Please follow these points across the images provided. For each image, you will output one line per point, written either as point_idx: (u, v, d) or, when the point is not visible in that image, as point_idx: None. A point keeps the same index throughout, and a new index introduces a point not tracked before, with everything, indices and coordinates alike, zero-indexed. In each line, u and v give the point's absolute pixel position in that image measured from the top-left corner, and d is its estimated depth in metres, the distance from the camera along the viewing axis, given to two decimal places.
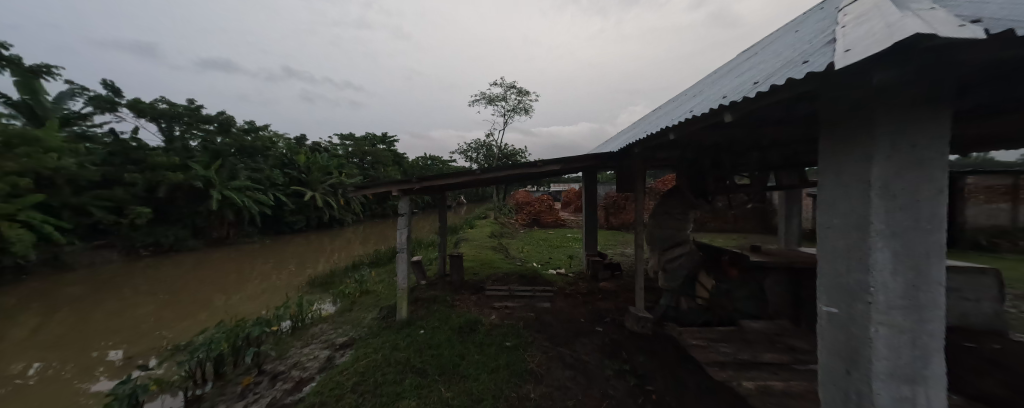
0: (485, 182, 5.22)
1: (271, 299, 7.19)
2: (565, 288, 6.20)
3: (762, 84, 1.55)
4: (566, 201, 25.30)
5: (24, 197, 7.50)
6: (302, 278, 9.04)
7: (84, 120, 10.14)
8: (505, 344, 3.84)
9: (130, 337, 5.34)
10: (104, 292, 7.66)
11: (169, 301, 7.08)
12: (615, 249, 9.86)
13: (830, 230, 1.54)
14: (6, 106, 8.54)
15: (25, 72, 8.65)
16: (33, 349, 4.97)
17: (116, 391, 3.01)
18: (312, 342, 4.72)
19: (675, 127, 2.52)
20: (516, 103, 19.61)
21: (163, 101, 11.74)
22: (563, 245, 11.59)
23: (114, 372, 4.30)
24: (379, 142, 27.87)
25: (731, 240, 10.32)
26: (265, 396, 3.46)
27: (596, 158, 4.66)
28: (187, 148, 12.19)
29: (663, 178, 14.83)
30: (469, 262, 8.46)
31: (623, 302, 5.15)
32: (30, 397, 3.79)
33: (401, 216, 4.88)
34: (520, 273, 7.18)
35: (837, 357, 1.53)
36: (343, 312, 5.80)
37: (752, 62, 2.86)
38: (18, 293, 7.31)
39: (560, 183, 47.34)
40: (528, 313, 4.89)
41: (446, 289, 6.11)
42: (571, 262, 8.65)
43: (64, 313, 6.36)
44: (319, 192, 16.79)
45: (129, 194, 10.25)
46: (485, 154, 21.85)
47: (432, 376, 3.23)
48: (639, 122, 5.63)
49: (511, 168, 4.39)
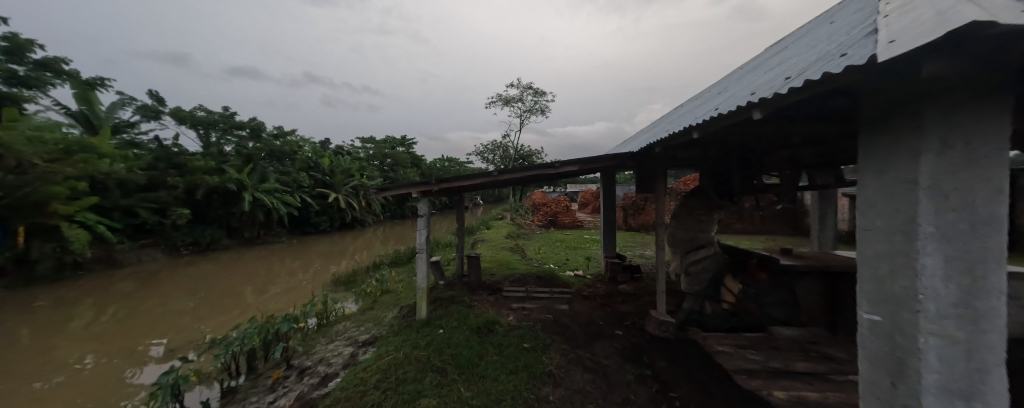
0: (501, 183, 5.23)
1: (297, 296, 7.52)
2: (582, 289, 6.14)
3: (794, 80, 1.47)
4: (582, 202, 25.08)
5: (81, 200, 8.22)
6: (326, 277, 9.39)
7: (132, 128, 10.96)
8: (523, 345, 3.84)
9: (171, 331, 5.70)
10: (149, 288, 8.22)
11: (205, 297, 7.52)
12: (634, 251, 9.68)
13: (872, 233, 1.45)
14: (67, 116, 9.37)
15: (82, 85, 9.47)
16: (90, 338, 5.44)
17: (161, 380, 3.21)
18: (337, 339, 4.90)
19: (699, 125, 2.44)
20: (532, 103, 19.55)
21: (201, 109, 12.59)
22: (580, 246, 11.47)
23: (158, 362, 4.64)
24: (399, 144, 28.55)
25: (758, 242, 9.88)
26: (294, 390, 3.61)
27: (615, 158, 4.56)
28: (222, 153, 13.00)
29: (685, 178, 14.41)
30: (486, 263, 8.53)
31: (644, 306, 5.03)
32: (86, 383, 4.15)
33: (420, 217, 4.99)
34: (536, 274, 7.18)
35: (882, 368, 1.42)
36: (365, 310, 5.99)
37: (780, 57, 2.75)
38: (75, 288, 7.99)
39: (578, 183, 46.86)
40: (545, 314, 4.87)
41: (464, 289, 6.18)
42: (589, 263, 8.57)
43: (115, 307, 6.91)
44: (342, 193, 17.38)
45: (171, 196, 11.00)
46: (501, 156, 22.03)
47: (451, 375, 3.27)
48: (660, 121, 5.52)
49: (528, 168, 4.38)
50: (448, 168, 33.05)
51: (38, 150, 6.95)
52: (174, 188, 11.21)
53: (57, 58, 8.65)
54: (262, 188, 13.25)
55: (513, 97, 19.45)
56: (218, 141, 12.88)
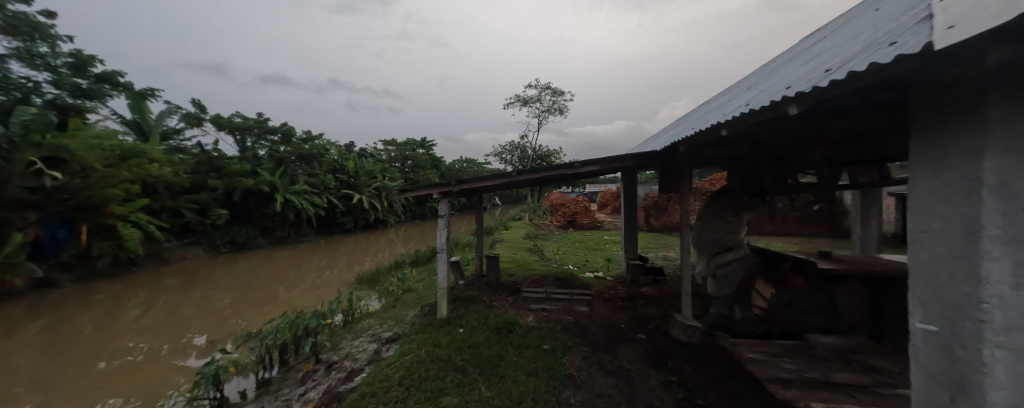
0: (520, 184, 5.23)
1: (325, 293, 7.84)
2: (603, 291, 6.04)
3: (835, 71, 1.38)
4: (602, 202, 24.68)
5: (134, 202, 8.93)
6: (351, 275, 9.74)
7: (177, 134, 11.82)
8: (542, 346, 3.82)
9: (212, 324, 6.10)
10: (193, 284, 8.81)
11: (242, 293, 7.99)
12: (656, 252, 9.41)
13: (926, 236, 1.34)
14: (122, 124, 10.22)
15: (135, 96, 10.30)
16: (141, 330, 5.91)
17: (203, 370, 3.44)
18: (361, 335, 5.07)
19: (728, 122, 2.34)
20: (551, 103, 19.40)
21: (238, 115, 13.42)
22: (600, 247, 11.28)
23: (200, 353, 4.97)
24: (419, 146, 29.20)
25: (792, 244, 9.35)
26: (322, 383, 3.76)
27: (637, 158, 4.46)
28: (256, 157, 13.79)
29: (711, 178, 13.85)
30: (505, 263, 8.55)
31: (668, 309, 4.88)
32: (140, 370, 4.52)
33: (441, 218, 5.07)
34: (555, 276, 7.13)
35: (938, 382, 1.31)
36: (387, 308, 6.16)
37: (818, 48, 2.59)
38: (130, 283, 8.69)
39: (598, 183, 46.13)
40: (565, 316, 4.83)
41: (483, 289, 6.23)
42: (609, 265, 8.42)
43: (163, 301, 7.45)
44: (366, 195, 17.95)
45: (211, 198, 11.77)
46: (520, 156, 22.04)
47: (471, 375, 3.30)
48: (684, 119, 5.35)
49: (547, 169, 4.36)
50: (467, 169, 33.43)
51: (99, 157, 7.64)
52: (214, 190, 12.06)
53: (115, 72, 9.46)
54: (292, 190, 13.89)
55: (532, 98, 19.39)
56: (253, 146, 13.71)
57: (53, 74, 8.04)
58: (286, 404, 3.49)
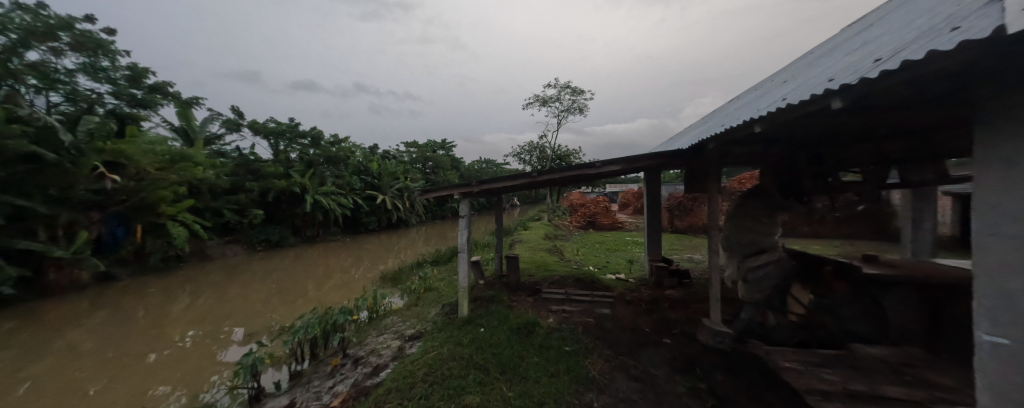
0: (541, 184, 5.20)
1: (351, 291, 8.14)
2: (625, 293, 5.91)
3: (885, 61, 1.29)
4: (623, 202, 24.18)
5: (181, 203, 9.61)
6: (375, 273, 10.06)
7: (219, 140, 12.66)
8: (564, 348, 3.78)
9: (249, 317, 6.47)
10: (232, 279, 9.41)
11: (276, 289, 8.44)
12: (681, 254, 9.10)
13: (995, 239, 1.21)
14: (171, 131, 11.06)
15: (183, 104, 11.11)
16: (187, 322, 6.36)
17: (242, 361, 3.65)
18: (385, 332, 5.22)
19: (762, 118, 2.23)
20: (570, 103, 19.21)
21: (272, 121, 14.22)
22: (621, 248, 11.04)
23: (239, 345, 5.29)
24: (439, 148, 29.75)
25: (832, 247, 8.78)
26: (349, 377, 3.90)
27: (662, 157, 4.32)
28: (289, 159, 14.54)
29: (740, 177, 13.25)
30: (524, 264, 8.54)
31: (695, 314, 4.70)
32: (186, 359, 4.87)
33: (461, 218, 5.14)
34: (576, 277, 7.04)
35: (1009, 401, 1.19)
36: (409, 306, 6.31)
37: (863, 38, 2.42)
38: (177, 277, 9.39)
39: (619, 183, 45.24)
40: (586, 318, 4.76)
41: (503, 289, 6.26)
42: (631, 266, 8.23)
43: (207, 295, 8.00)
44: (389, 195, 18.49)
45: (248, 199, 12.51)
46: (539, 156, 21.97)
47: (493, 374, 3.32)
48: (712, 115, 5.15)
49: (567, 169, 4.32)
50: (486, 170, 33.70)
51: (151, 161, 8.33)
52: (251, 191, 12.82)
53: (165, 82, 10.26)
54: (321, 191, 14.52)
55: (551, 97, 19.26)
56: (285, 149, 14.51)
57: (113, 86, 8.85)
58: (316, 396, 3.64)
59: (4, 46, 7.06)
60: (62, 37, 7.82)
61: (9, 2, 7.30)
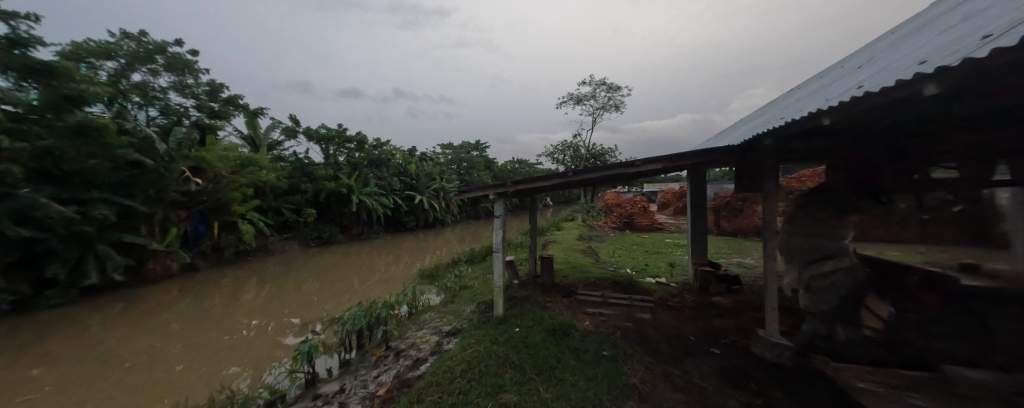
0: (576, 184, 5.11)
1: (392, 286, 8.59)
2: (666, 298, 5.61)
3: (999, 38, 1.10)
4: (663, 202, 23.04)
5: (248, 203, 10.73)
6: (413, 270, 10.53)
7: (279, 146, 13.98)
8: (601, 353, 3.69)
9: (304, 308, 7.08)
10: (290, 272, 10.37)
11: (328, 282, 9.17)
12: (729, 259, 8.46)
13: None
14: (241, 139, 12.40)
15: (251, 114, 12.42)
16: (253, 309, 7.10)
17: (300, 347, 4.00)
18: (424, 327, 5.43)
19: (832, 109, 2.01)
20: (606, 100, 18.68)
21: (324, 127, 15.43)
22: (661, 251, 10.53)
23: (297, 332, 5.81)
24: (474, 149, 30.41)
25: (914, 255, 7.67)
26: (393, 368, 4.11)
27: (710, 154, 4.05)
28: (338, 162, 15.68)
29: (799, 174, 12.03)
30: (558, 264, 8.44)
31: (747, 323, 4.34)
32: (254, 342, 5.44)
33: (497, 217, 5.19)
34: (612, 279, 6.82)
35: None
36: (446, 303, 6.50)
37: (963, 12, 2.08)
38: (246, 270, 10.52)
39: (658, 182, 43.25)
40: (624, 323, 4.59)
41: (538, 290, 6.23)
42: (673, 270, 7.81)
43: (269, 286, 8.88)
44: (426, 195, 19.23)
45: (303, 199, 13.66)
46: (573, 155, 21.63)
47: (530, 374, 3.32)
48: (768, 108, 4.72)
49: (605, 168, 4.20)
50: (519, 170, 33.85)
51: (225, 166, 9.41)
52: (306, 192, 13.99)
53: (236, 95, 11.53)
54: (366, 191, 15.47)
55: (585, 95, 18.89)
56: (335, 153, 15.66)
57: (196, 100, 10.13)
58: (363, 384, 3.88)
59: (116, 70, 8.39)
60: (158, 60, 9.10)
61: (119, 33, 8.67)
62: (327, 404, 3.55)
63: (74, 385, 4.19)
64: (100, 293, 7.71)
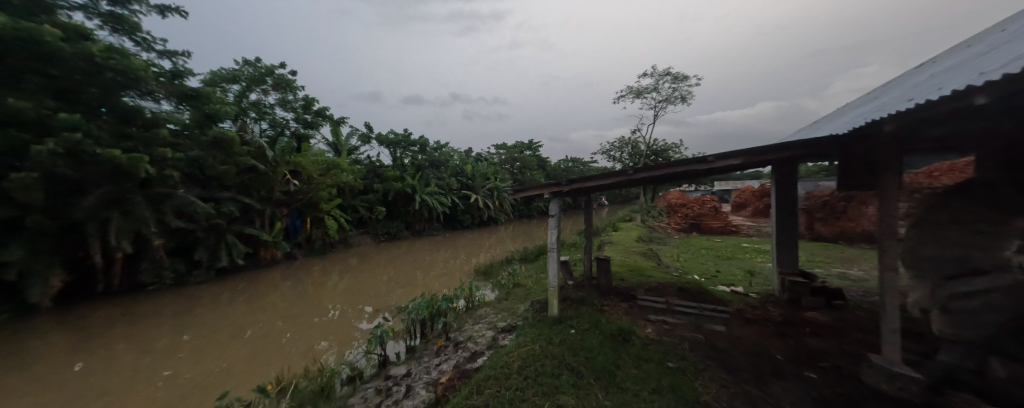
0: (636, 183, 4.81)
1: (450, 280, 9.09)
2: (744, 310, 5.00)
3: None
4: (739, 202, 20.61)
5: (332, 201, 12.21)
6: (469, 266, 10.98)
7: (357, 150, 15.68)
8: (667, 364, 3.43)
9: (376, 296, 7.86)
10: (365, 264, 11.58)
11: (394, 274, 10.06)
12: (826, 269, 7.21)
13: None
14: (327, 145, 14.18)
15: (334, 123, 14.13)
16: (336, 295, 8.12)
17: (374, 331, 4.44)
18: (480, 321, 5.64)
19: (991, 85, 1.57)
20: (670, 91, 17.32)
21: (392, 132, 16.91)
22: (736, 256, 9.42)
23: (370, 317, 6.47)
24: (527, 149, 30.54)
25: None
26: (452, 358, 4.34)
27: (804, 147, 3.49)
28: (404, 164, 17.04)
29: (929, 168, 9.76)
30: (615, 267, 8.05)
31: (853, 345, 3.66)
32: (336, 324, 6.19)
33: (551, 217, 5.13)
34: (678, 286, 6.29)
35: None
36: (501, 299, 6.66)
37: None
38: (330, 260, 12.01)
39: (731, 180, 38.73)
40: (693, 333, 4.21)
41: (594, 292, 6.03)
42: (751, 278, 6.93)
43: (348, 275, 10.04)
44: (481, 195, 19.85)
45: (375, 198, 15.11)
46: (631, 152, 20.49)
47: (587, 378, 3.23)
48: (885, 90, 3.92)
49: (671, 164, 3.88)
50: (573, 169, 33.17)
51: (315, 170, 10.86)
52: (377, 192, 15.46)
53: (324, 108, 13.23)
54: (427, 191, 16.54)
55: (646, 88, 17.76)
56: (401, 156, 17.05)
57: (294, 113, 11.86)
58: (427, 370, 4.15)
59: (238, 92, 10.24)
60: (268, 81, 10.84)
61: (241, 61, 10.56)
62: (396, 385, 3.87)
63: (210, 347, 5.19)
64: (227, 274, 9.48)
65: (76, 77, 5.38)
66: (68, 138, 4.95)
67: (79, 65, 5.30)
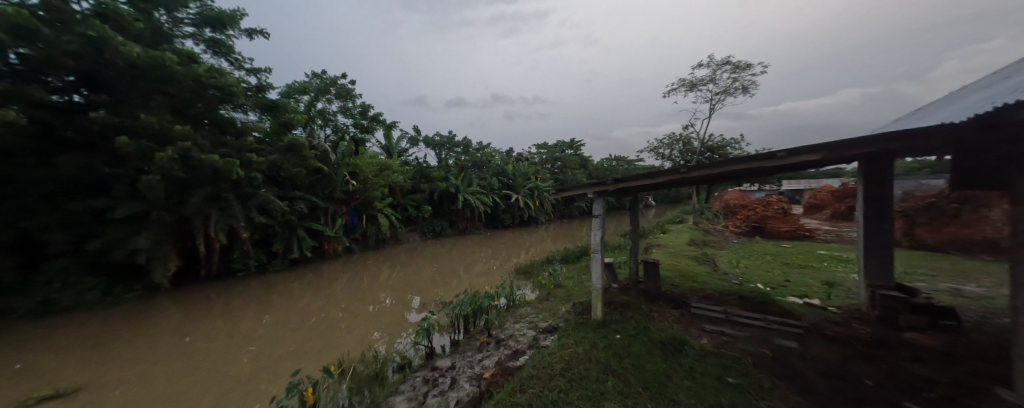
0: (690, 182, 4.48)
1: (491, 278, 9.25)
2: (821, 326, 4.42)
3: None
4: (814, 203, 18.32)
5: (385, 200, 13.08)
6: (509, 265, 11.10)
7: (406, 153, 16.63)
8: (726, 379, 3.14)
9: (424, 289, 8.29)
10: (413, 259, 12.24)
11: (440, 270, 10.50)
12: (930, 283, 6.08)
13: None
14: (380, 148, 15.22)
15: (387, 127, 15.11)
16: (388, 287, 8.70)
17: (422, 323, 4.67)
18: (521, 320, 5.67)
19: None
20: (729, 82, 15.91)
21: (438, 135, 17.66)
22: (808, 264, 8.39)
23: (418, 309, 6.82)
24: (569, 148, 30.01)
25: None
26: (494, 355, 4.41)
27: (906, 140, 2.97)
28: (448, 165, 17.70)
29: None
30: (665, 271, 7.59)
31: (968, 374, 3.05)
32: (388, 314, 6.62)
33: (595, 217, 4.97)
34: (738, 295, 5.76)
35: None
36: (541, 299, 6.62)
37: None
38: (383, 255, 12.89)
39: (800, 179, 34.65)
40: (757, 348, 3.81)
41: (641, 297, 5.75)
42: (830, 290, 6.11)
43: (399, 269, 10.69)
44: (522, 194, 19.93)
45: (422, 197, 15.87)
46: (682, 149, 19.17)
47: (635, 387, 3.06)
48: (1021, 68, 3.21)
49: (731, 162, 3.55)
50: (617, 168, 31.91)
51: (370, 171, 11.69)
52: (424, 191, 16.24)
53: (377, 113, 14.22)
54: (470, 190, 17.01)
55: (701, 80, 16.50)
56: (446, 157, 17.74)
57: (353, 119, 12.90)
58: (470, 365, 4.26)
59: (307, 101, 11.39)
60: (331, 91, 11.92)
61: (310, 74, 11.75)
62: (441, 376, 4.01)
63: (284, 329, 5.85)
64: (298, 264, 10.60)
65: (186, 94, 6.43)
66: (181, 146, 5.91)
67: (190, 85, 6.30)
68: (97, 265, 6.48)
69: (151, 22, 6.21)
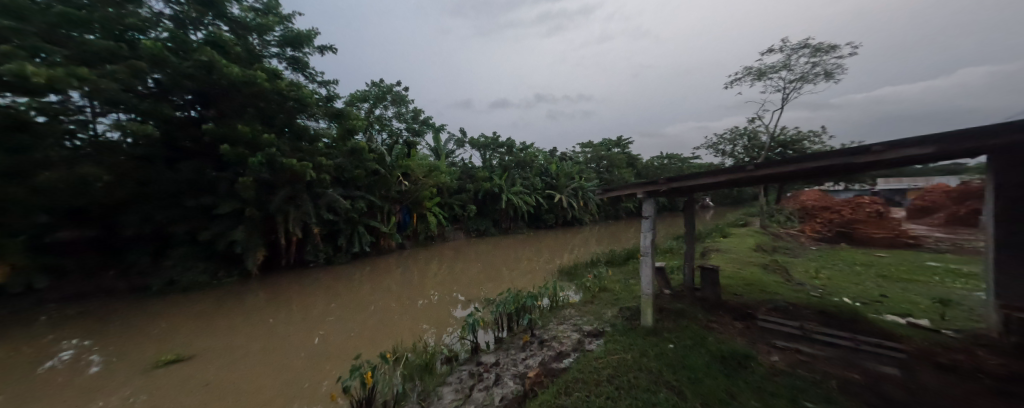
0: (755, 181, 4.05)
1: (534, 278, 9.23)
2: (930, 351, 3.72)
3: None
4: (921, 206, 15.45)
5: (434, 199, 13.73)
6: (552, 266, 10.98)
7: (452, 154, 17.28)
8: (802, 401, 2.76)
9: (469, 286, 8.55)
10: (460, 257, 12.67)
11: (484, 268, 10.74)
12: None
13: None
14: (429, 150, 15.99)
15: (436, 130, 15.83)
16: (436, 283, 9.10)
17: (467, 318, 4.80)
18: (564, 321, 5.57)
19: None
20: (808, 67, 14.00)
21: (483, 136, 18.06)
22: (908, 277, 7.11)
23: (463, 306, 7.03)
24: (615, 147, 28.85)
25: None
26: (538, 355, 4.38)
27: None
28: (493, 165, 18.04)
29: None
30: (725, 278, 6.94)
31: None
32: (436, 308, 6.92)
33: (645, 218, 4.70)
34: (818, 309, 5.06)
35: None
36: (586, 302, 6.44)
37: None
38: (432, 252, 13.53)
39: (895, 178, 29.60)
40: (843, 371, 3.31)
41: (698, 305, 5.32)
42: (941, 309, 5.13)
43: (446, 266, 11.14)
44: (565, 195, 19.61)
45: (468, 197, 16.37)
46: (746, 145, 17.39)
47: (690, 401, 2.81)
48: None
49: (808, 158, 3.14)
50: (668, 166, 29.94)
51: (421, 172, 12.35)
52: (470, 191, 16.74)
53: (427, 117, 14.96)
54: (513, 190, 17.17)
55: (771, 67, 14.77)
56: (490, 157, 18.10)
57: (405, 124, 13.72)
58: (513, 362, 4.28)
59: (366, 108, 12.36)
60: (387, 98, 12.80)
61: (369, 83, 12.73)
62: (486, 371, 4.08)
63: (346, 316, 6.41)
64: (358, 258, 11.56)
65: (271, 106, 7.36)
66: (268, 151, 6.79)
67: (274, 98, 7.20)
68: (205, 253, 7.71)
69: (246, 46, 7.23)
